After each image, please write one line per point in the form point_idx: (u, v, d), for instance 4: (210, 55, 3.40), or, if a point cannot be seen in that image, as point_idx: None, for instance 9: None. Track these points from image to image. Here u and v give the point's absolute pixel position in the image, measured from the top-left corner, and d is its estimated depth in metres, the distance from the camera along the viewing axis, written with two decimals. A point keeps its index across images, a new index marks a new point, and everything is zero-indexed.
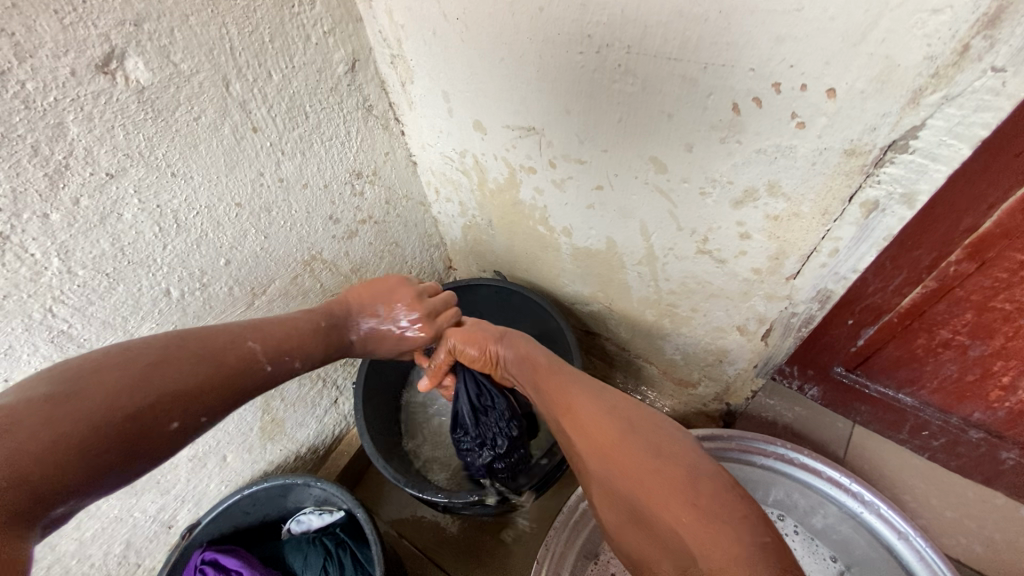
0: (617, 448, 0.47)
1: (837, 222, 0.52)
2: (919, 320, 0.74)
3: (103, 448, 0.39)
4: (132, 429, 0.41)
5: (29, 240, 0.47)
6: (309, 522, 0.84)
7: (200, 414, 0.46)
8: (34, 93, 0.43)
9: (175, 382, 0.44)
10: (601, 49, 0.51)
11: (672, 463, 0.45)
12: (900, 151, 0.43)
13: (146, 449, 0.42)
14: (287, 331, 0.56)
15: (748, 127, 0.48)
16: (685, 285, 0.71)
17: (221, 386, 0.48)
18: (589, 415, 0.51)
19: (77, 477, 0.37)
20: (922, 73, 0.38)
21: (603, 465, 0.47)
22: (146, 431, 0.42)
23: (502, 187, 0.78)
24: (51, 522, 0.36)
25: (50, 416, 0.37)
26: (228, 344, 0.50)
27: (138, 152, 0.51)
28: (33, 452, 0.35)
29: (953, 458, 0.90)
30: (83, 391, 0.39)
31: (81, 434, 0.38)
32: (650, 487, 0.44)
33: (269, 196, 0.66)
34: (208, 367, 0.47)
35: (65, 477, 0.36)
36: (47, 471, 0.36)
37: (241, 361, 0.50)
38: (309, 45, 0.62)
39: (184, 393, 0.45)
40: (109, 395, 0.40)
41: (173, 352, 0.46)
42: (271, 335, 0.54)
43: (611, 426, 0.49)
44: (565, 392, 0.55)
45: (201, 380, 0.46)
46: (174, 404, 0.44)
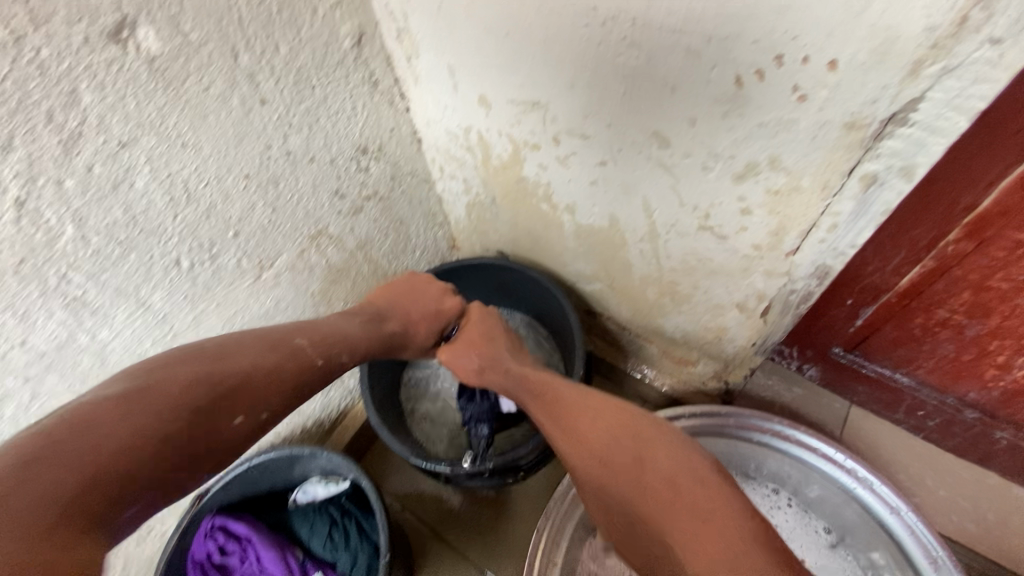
0: (613, 462, 0.50)
1: (837, 196, 0.52)
2: (917, 300, 0.75)
3: (180, 442, 0.41)
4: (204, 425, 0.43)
5: (44, 206, 0.48)
6: (315, 492, 0.87)
7: (260, 410, 0.48)
8: (48, 60, 0.44)
9: (236, 381, 0.47)
10: (607, 22, 0.51)
11: (647, 458, 0.50)
12: (899, 125, 0.44)
13: (216, 444, 0.44)
14: (331, 334, 0.59)
15: (751, 101, 0.49)
16: (686, 262, 0.72)
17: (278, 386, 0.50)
18: (575, 419, 0.57)
19: (158, 469, 0.39)
20: (921, 45, 0.39)
21: (585, 463, 0.53)
22: (214, 425, 0.44)
23: (506, 164, 0.79)
24: (134, 517, 0.37)
25: (128, 411, 0.39)
26: (282, 344, 0.53)
27: (149, 122, 0.52)
28: (118, 445, 0.37)
29: (948, 438, 0.91)
30: (155, 389, 0.42)
31: (161, 432, 0.40)
32: (626, 481, 0.49)
33: (277, 169, 0.67)
34: (265, 366, 0.50)
35: (155, 470, 0.38)
36: (139, 463, 0.37)
37: (293, 359, 0.53)
38: (316, 18, 0.62)
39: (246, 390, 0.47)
40: (179, 393, 0.42)
41: (228, 353, 0.49)
42: (317, 335, 0.57)
43: (594, 428, 0.54)
44: (556, 398, 0.61)
45: (261, 379, 0.49)
46: (238, 403, 0.46)
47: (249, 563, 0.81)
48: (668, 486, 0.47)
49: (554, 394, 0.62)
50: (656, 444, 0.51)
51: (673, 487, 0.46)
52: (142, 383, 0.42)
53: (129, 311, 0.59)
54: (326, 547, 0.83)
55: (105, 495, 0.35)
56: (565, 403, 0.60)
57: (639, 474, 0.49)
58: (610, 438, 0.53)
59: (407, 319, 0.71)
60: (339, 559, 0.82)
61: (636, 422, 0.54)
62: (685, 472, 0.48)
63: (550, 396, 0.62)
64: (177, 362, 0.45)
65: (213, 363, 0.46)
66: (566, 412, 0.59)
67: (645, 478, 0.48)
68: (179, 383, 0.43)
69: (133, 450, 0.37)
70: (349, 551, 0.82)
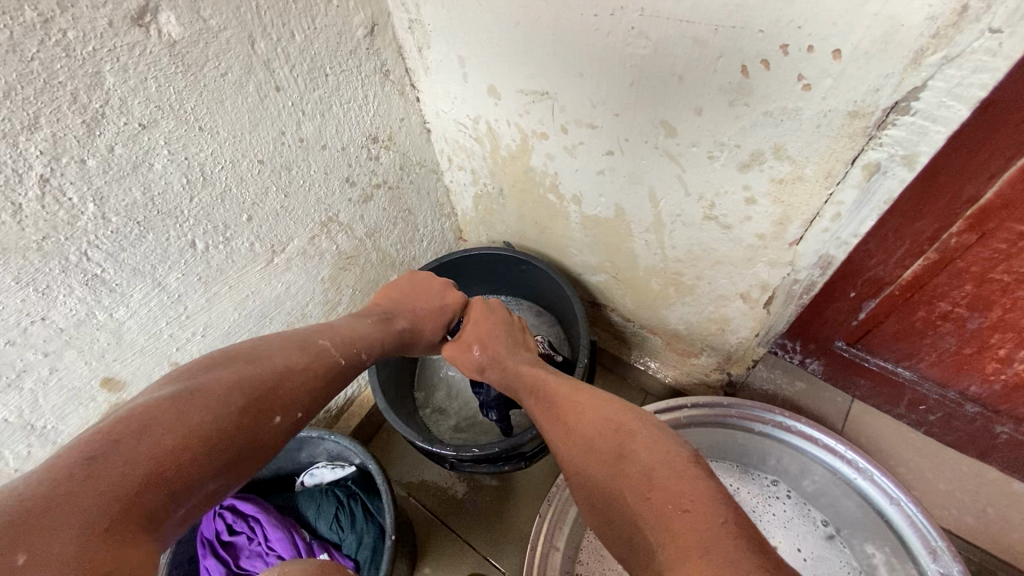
0: (597, 454, 0.50)
1: (840, 185, 0.53)
2: (919, 293, 0.76)
3: (228, 441, 0.41)
4: (255, 427, 0.44)
5: (67, 184, 0.50)
6: (322, 475, 0.88)
7: (297, 409, 0.49)
8: (74, 42, 0.45)
9: (275, 385, 0.47)
10: (616, 12, 0.52)
11: (627, 446, 0.49)
12: (902, 113, 0.45)
13: (262, 443, 0.44)
14: (350, 334, 0.60)
15: (756, 90, 0.50)
16: (690, 252, 0.73)
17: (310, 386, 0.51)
18: (564, 412, 0.57)
19: (208, 469, 0.39)
20: (924, 34, 0.39)
21: (573, 454, 0.53)
22: (258, 424, 0.44)
23: (514, 155, 0.80)
24: (187, 517, 0.38)
25: (179, 412, 0.40)
26: (313, 346, 0.54)
27: (169, 105, 0.54)
28: (171, 443, 0.38)
29: (949, 433, 0.92)
30: (202, 390, 0.43)
31: (213, 435, 0.40)
32: (607, 471, 0.49)
33: (290, 155, 0.68)
34: (299, 367, 0.51)
35: (206, 467, 0.39)
36: (192, 462, 0.38)
37: (320, 358, 0.54)
38: (330, 7, 0.63)
39: (287, 392, 0.48)
40: (226, 398, 0.43)
41: (261, 358, 0.49)
42: (339, 336, 0.58)
43: (580, 419, 0.55)
44: (549, 390, 0.62)
45: (295, 380, 0.50)
46: (280, 405, 0.47)
47: (257, 542, 0.81)
48: (644, 475, 0.46)
49: (548, 386, 0.63)
50: (639, 431, 0.50)
51: (648, 476, 0.46)
52: (186, 390, 0.42)
53: (145, 290, 0.61)
54: (332, 528, 0.85)
55: (162, 492, 0.36)
56: (557, 394, 0.60)
57: (619, 463, 0.48)
58: (595, 428, 0.53)
59: (414, 315, 0.72)
60: (345, 540, 0.84)
61: (622, 412, 0.54)
62: (663, 460, 0.47)
63: (545, 387, 0.63)
64: (214, 368, 0.46)
65: (251, 369, 0.47)
66: (558, 402, 0.59)
67: (623, 467, 0.48)
68: (225, 388, 0.44)
69: (189, 450, 0.38)
70: (355, 532, 0.84)
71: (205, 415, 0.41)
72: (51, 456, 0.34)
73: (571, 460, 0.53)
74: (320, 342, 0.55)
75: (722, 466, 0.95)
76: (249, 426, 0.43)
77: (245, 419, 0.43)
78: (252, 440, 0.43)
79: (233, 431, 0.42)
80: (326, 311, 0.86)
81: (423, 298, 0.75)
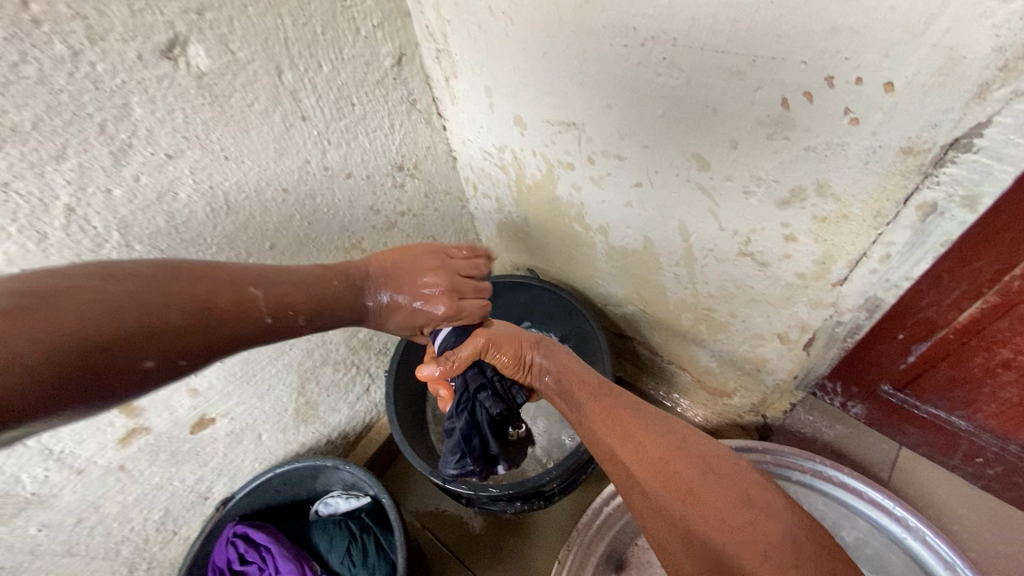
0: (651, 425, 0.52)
1: (891, 225, 0.49)
2: (978, 337, 0.70)
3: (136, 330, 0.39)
4: (140, 315, 0.39)
5: (92, 213, 0.50)
6: (337, 505, 0.87)
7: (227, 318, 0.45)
8: (103, 75, 0.46)
9: (309, 287, 0.52)
10: (647, 42, 0.50)
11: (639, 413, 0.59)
12: (963, 150, 0.41)
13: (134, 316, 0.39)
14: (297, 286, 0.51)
15: (798, 123, 0.47)
16: (723, 288, 0.69)
17: (300, 278, 0.52)
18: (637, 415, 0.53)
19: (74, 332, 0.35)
20: (989, 66, 0.36)
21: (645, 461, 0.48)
22: (170, 330, 0.41)
23: (540, 184, 0.78)
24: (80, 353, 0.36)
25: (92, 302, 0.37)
26: (344, 279, 0.56)
27: (195, 135, 0.54)
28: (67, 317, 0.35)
29: (1010, 489, 0.84)
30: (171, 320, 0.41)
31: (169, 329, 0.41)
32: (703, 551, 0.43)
33: (315, 183, 0.68)
34: (343, 279, 0.56)
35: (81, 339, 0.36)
36: (93, 329, 0.36)
37: (237, 306, 0.46)
38: (358, 38, 0.64)
39: (299, 299, 0.51)
40: (193, 278, 0.43)
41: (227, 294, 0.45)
42: (279, 287, 0.50)
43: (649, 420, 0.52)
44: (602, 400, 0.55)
45: (346, 292, 0.55)
46: (224, 308, 0.45)
47: None
48: (748, 526, 0.42)
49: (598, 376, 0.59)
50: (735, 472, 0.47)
51: (752, 525, 0.42)
52: (72, 276, 0.38)
53: None
54: (344, 563, 0.82)
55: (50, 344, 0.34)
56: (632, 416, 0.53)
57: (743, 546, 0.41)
58: (681, 511, 0.45)
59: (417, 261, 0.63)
60: None
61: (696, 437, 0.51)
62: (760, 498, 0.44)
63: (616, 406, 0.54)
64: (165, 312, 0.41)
65: (282, 281, 0.50)
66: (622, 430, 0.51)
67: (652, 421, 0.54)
68: (145, 265, 0.42)
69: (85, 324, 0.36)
70: (366, 568, 0.81)
71: (89, 305, 0.37)
72: (74, 322, 0.35)
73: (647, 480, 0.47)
74: (361, 280, 0.58)
75: None
76: (146, 325, 0.39)
77: (146, 361, 0.40)
78: (169, 331, 0.41)
79: (148, 310, 0.40)
80: (347, 338, 0.86)
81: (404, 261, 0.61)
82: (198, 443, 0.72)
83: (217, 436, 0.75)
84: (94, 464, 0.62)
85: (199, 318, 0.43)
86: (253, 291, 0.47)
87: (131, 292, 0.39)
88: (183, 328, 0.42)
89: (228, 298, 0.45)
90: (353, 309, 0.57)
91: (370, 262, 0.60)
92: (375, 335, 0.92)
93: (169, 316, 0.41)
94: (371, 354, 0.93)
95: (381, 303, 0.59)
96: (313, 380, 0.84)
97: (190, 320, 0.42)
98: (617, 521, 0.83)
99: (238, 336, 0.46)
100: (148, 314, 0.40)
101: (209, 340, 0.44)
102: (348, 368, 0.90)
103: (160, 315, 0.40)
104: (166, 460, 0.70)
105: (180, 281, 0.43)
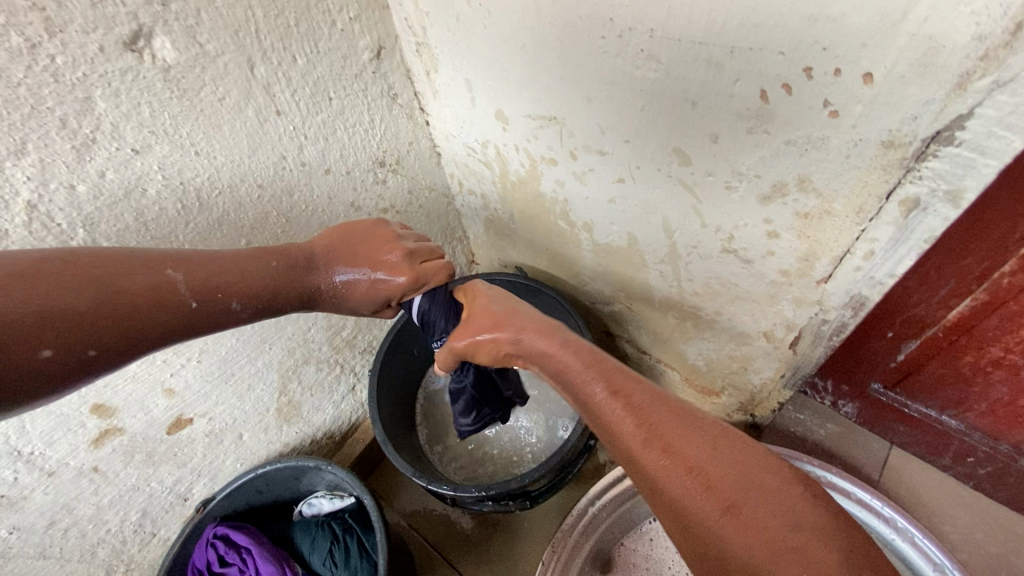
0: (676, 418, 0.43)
1: (874, 221, 0.48)
2: (967, 336, 0.69)
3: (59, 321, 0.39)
4: (44, 304, 0.39)
5: (55, 210, 0.49)
6: (320, 505, 0.86)
7: (147, 302, 0.44)
8: (63, 68, 0.44)
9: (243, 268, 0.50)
10: (624, 34, 0.49)
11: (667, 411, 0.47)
12: (945, 144, 0.40)
13: (51, 309, 0.39)
14: (227, 266, 0.50)
15: (777, 116, 0.46)
16: (709, 286, 0.68)
17: (233, 258, 0.51)
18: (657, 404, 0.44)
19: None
20: (969, 56, 0.35)
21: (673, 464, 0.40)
22: (89, 318, 0.41)
23: (524, 180, 0.77)
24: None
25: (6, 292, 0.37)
26: (285, 262, 0.53)
27: (163, 130, 0.53)
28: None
29: (1002, 489, 0.83)
30: (86, 308, 0.41)
31: (87, 318, 0.41)
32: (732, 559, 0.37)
33: (292, 179, 0.66)
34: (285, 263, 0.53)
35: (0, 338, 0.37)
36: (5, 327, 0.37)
37: (157, 292, 0.45)
38: (334, 31, 0.62)
39: (227, 281, 0.49)
40: (108, 263, 0.43)
41: (143, 276, 0.44)
42: (204, 268, 0.48)
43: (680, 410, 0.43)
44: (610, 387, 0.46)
45: (292, 276, 0.53)
46: (138, 295, 0.44)
47: None
48: (796, 552, 0.36)
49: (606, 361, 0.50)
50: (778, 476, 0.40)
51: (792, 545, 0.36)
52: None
53: None
54: (325, 564, 0.81)
55: None
56: (657, 404, 0.44)
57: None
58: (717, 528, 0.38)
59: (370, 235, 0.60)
60: None
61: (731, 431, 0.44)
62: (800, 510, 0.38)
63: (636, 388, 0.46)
64: (80, 297, 0.41)
65: (210, 262, 0.49)
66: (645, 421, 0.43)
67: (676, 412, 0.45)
68: (83, 255, 0.43)
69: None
70: (348, 569, 0.80)
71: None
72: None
73: (674, 488, 0.40)
74: (306, 259, 0.55)
75: None
76: (39, 313, 0.38)
77: (43, 350, 0.39)
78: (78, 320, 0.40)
79: (44, 297, 0.39)
80: (330, 336, 0.85)
81: (352, 233, 0.59)
82: (176, 443, 0.71)
83: (195, 436, 0.74)
84: (65, 466, 0.61)
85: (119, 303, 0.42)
86: (170, 273, 0.46)
87: (29, 274, 0.39)
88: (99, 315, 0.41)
89: (147, 286, 0.44)
90: (303, 293, 0.54)
91: (315, 241, 0.58)
92: (359, 334, 0.90)
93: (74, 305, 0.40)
94: (355, 353, 0.92)
95: (336, 282, 0.56)
96: (295, 379, 0.83)
97: (97, 309, 0.41)
98: (602, 522, 0.82)
99: (175, 325, 0.46)
100: (60, 304, 0.39)
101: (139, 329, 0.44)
102: (333, 367, 0.89)
103: (72, 302, 0.40)
104: (142, 461, 0.69)
105: (95, 271, 0.42)
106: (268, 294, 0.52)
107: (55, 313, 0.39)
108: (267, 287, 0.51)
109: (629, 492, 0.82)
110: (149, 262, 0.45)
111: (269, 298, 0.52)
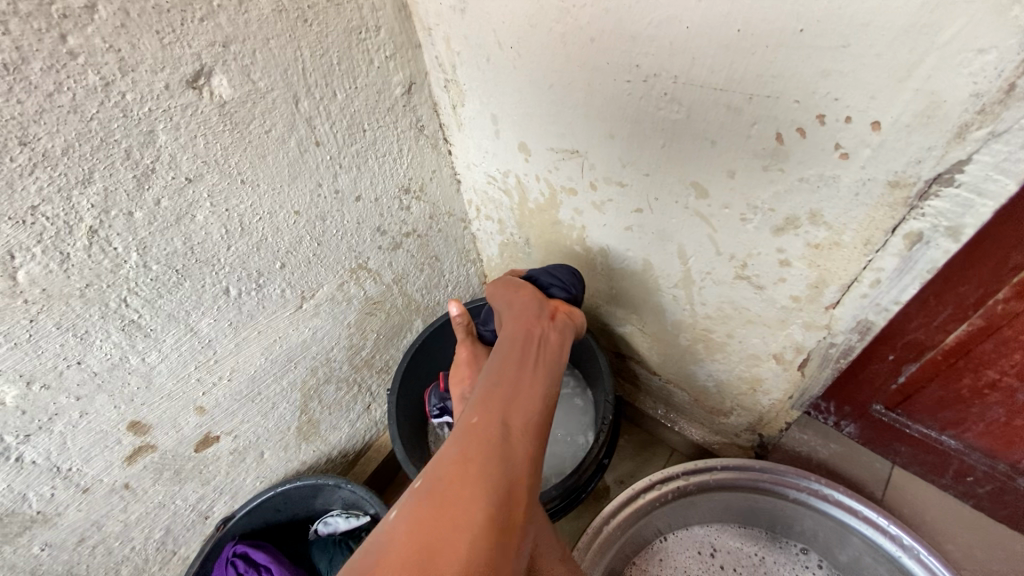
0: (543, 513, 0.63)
1: (880, 252, 0.52)
2: (964, 359, 0.72)
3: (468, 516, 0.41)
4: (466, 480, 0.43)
5: (114, 235, 0.51)
6: (337, 524, 0.86)
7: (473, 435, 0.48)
8: (131, 103, 0.48)
9: (491, 400, 0.52)
10: (649, 78, 0.53)
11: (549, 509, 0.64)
12: (946, 185, 0.44)
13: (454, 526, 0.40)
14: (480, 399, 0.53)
15: (791, 156, 0.50)
16: (721, 310, 0.72)
17: (469, 414, 0.51)
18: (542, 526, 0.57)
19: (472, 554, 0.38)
20: (968, 109, 0.39)
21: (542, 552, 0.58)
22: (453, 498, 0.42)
23: (542, 208, 0.81)
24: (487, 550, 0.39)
25: (432, 553, 0.38)
26: (484, 410, 0.51)
27: (215, 161, 0.56)
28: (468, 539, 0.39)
29: (1000, 508, 0.86)
30: (452, 512, 0.40)
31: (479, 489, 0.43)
32: None
33: (325, 206, 0.70)
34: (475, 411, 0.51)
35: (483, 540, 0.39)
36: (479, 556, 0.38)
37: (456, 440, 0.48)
38: (372, 68, 0.66)
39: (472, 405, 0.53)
40: (419, 526, 0.39)
41: (446, 469, 0.44)
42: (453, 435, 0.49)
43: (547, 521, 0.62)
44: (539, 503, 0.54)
45: (512, 387, 0.55)
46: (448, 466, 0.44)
47: None
48: None
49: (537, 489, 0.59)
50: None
51: None
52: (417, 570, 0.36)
53: (178, 335, 0.62)
54: None
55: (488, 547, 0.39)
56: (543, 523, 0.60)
57: None
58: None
59: (519, 326, 0.69)
60: None
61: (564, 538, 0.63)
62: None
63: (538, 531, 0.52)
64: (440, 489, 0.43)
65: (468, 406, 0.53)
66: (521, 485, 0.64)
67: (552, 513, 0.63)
68: (405, 520, 0.40)
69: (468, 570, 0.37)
70: None
71: (433, 557, 0.37)
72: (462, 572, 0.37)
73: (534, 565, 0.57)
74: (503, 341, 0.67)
75: (748, 533, 0.93)
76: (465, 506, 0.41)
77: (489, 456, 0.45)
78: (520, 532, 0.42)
79: (436, 546, 0.38)
80: (350, 356, 0.87)
81: (518, 330, 0.68)
82: (202, 461, 0.73)
83: (220, 454, 0.75)
84: (99, 482, 0.63)
85: (486, 522, 0.40)
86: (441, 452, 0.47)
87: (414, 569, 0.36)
88: (478, 548, 0.39)
89: (462, 463, 0.44)
90: (534, 328, 0.69)
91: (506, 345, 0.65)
92: (377, 354, 0.93)
93: (472, 558, 0.38)
94: (373, 373, 0.94)
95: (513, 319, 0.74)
96: (316, 399, 0.85)
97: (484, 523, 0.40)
98: (616, 541, 0.84)
99: (510, 475, 0.44)
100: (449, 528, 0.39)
101: (506, 519, 0.42)
102: (351, 387, 0.91)
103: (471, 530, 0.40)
104: (169, 479, 0.70)
105: (434, 551, 0.38)
106: (515, 375, 0.57)
107: (452, 552, 0.38)
108: (514, 379, 0.56)
109: (642, 509, 0.85)
110: (434, 474, 0.44)
111: (519, 366, 0.59)
